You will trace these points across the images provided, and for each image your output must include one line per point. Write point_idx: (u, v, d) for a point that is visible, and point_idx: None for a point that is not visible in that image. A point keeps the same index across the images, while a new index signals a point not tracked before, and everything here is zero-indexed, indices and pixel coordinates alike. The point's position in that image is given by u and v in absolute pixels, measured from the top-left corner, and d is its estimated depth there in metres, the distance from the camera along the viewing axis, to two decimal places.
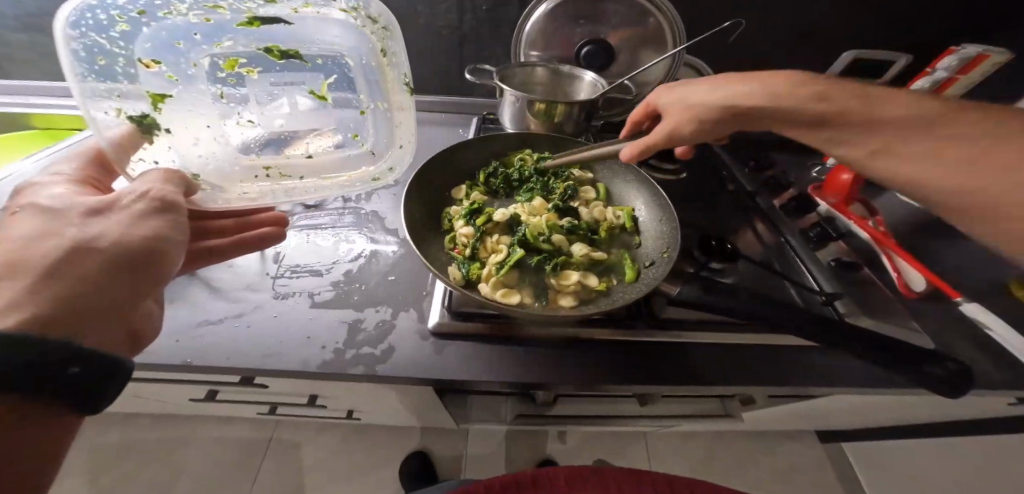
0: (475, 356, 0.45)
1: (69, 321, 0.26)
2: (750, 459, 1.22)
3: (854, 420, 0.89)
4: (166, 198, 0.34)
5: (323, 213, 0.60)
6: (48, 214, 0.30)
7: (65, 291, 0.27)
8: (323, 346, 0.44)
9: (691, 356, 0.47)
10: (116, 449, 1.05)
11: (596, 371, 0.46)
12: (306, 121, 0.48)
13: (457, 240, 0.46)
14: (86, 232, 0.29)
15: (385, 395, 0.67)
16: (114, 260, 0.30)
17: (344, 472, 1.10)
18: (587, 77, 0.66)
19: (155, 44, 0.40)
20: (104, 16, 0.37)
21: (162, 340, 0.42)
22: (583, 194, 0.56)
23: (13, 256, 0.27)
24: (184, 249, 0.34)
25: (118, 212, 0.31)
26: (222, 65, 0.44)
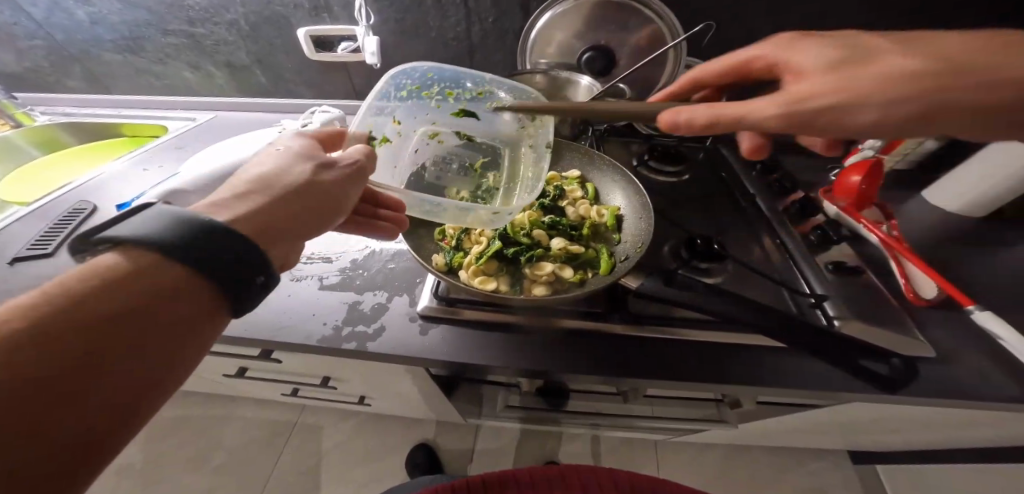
0: (455, 339, 0.49)
1: (262, 232, 0.34)
2: (767, 479, 1.16)
3: (875, 437, 0.84)
4: (352, 164, 0.42)
5: None
6: (280, 155, 0.41)
7: (264, 209, 0.35)
8: (325, 323, 0.49)
9: (664, 348, 0.48)
10: (169, 419, 1.19)
11: (569, 359, 0.48)
12: (457, 183, 0.62)
13: (445, 232, 0.51)
14: (306, 173, 0.39)
15: (388, 380, 0.72)
16: (300, 196, 0.37)
17: (361, 456, 1.17)
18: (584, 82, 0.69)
19: (405, 112, 0.60)
20: (397, 84, 0.58)
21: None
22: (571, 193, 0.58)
23: (255, 175, 0.38)
24: (346, 203, 0.41)
25: (319, 166, 0.40)
26: (428, 136, 0.63)
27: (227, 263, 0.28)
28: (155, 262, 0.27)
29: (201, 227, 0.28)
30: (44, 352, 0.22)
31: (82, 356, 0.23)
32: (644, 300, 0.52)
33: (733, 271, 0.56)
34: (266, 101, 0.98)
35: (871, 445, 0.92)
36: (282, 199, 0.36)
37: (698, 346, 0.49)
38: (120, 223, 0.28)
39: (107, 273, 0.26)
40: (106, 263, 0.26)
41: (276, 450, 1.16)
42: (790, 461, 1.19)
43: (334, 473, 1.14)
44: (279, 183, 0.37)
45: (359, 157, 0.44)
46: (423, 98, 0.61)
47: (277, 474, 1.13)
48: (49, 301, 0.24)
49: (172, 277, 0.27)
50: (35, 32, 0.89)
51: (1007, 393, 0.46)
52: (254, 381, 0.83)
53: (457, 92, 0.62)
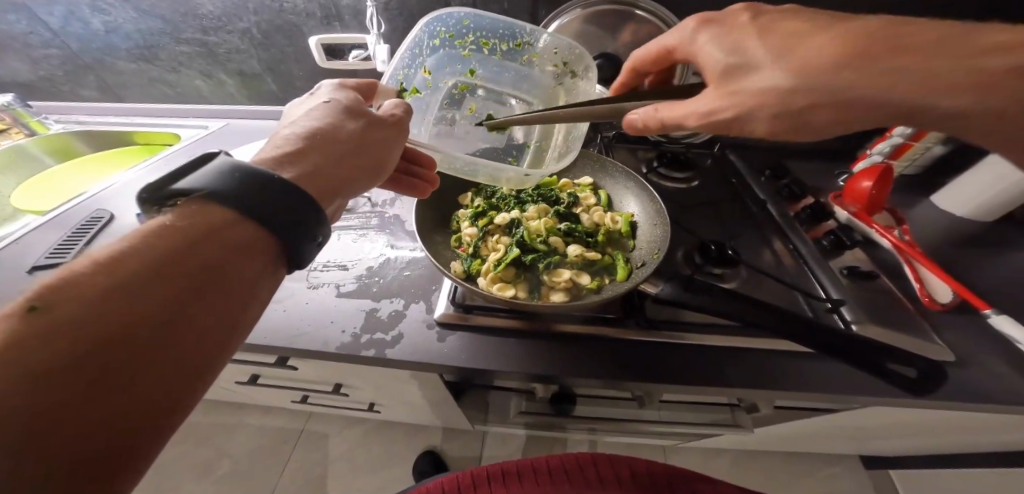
0: (473, 345, 0.49)
1: (323, 187, 0.35)
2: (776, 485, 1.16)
3: (888, 441, 0.84)
4: (394, 121, 0.43)
5: (354, 216, 0.67)
6: (329, 106, 0.42)
7: (320, 164, 0.36)
8: (343, 330, 0.50)
9: (684, 353, 0.49)
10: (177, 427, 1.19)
11: (587, 366, 0.48)
12: (482, 137, 0.63)
13: (462, 240, 0.52)
14: (357, 130, 0.40)
15: (399, 387, 0.72)
16: (351, 152, 0.38)
17: (368, 464, 1.16)
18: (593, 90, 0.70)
19: (437, 62, 0.63)
20: (434, 30, 0.60)
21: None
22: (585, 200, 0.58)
23: (307, 126, 0.39)
24: (389, 159, 0.41)
25: (368, 122, 0.41)
26: (458, 87, 0.64)
27: (290, 222, 0.29)
28: (224, 219, 0.27)
29: (265, 184, 0.29)
30: (121, 310, 0.22)
31: (159, 315, 0.23)
32: (661, 306, 0.52)
33: (747, 276, 0.56)
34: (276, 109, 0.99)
35: (882, 449, 0.92)
36: (336, 158, 0.37)
37: (716, 350, 0.49)
38: (189, 176, 0.28)
39: (177, 230, 0.26)
40: (173, 219, 0.26)
41: (282, 459, 1.16)
42: (799, 467, 1.19)
43: (342, 480, 1.14)
44: (333, 137, 0.38)
45: (399, 112, 0.44)
46: (456, 47, 0.63)
47: (285, 482, 1.13)
48: (123, 259, 0.24)
49: (239, 236, 0.28)
50: (50, 41, 0.90)
51: None
52: (265, 389, 0.83)
53: (492, 42, 0.64)
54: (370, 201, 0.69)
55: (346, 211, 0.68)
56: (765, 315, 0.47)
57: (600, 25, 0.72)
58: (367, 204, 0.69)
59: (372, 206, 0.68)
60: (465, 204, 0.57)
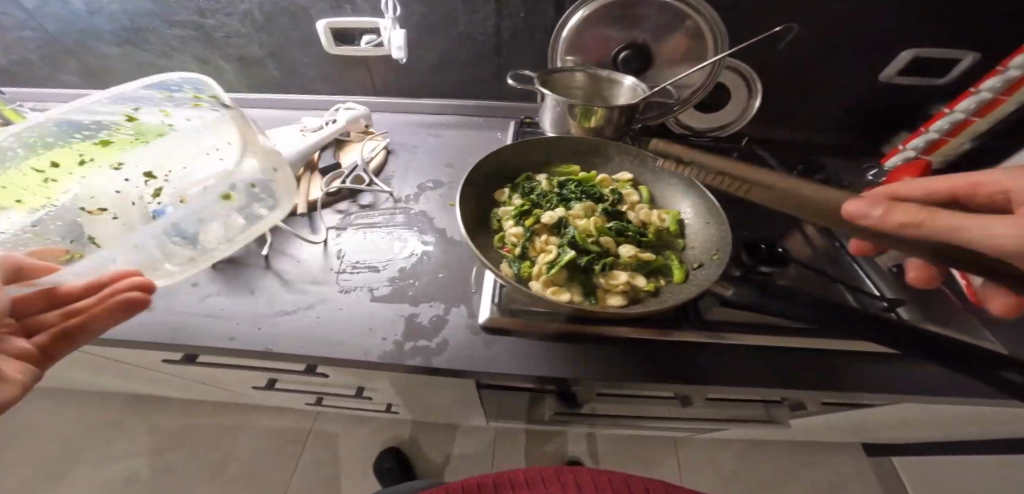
0: (524, 351, 0.46)
1: None
2: (785, 476, 1.18)
3: (903, 431, 0.85)
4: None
5: (377, 212, 0.63)
6: None
7: None
8: (384, 338, 0.47)
9: (739, 354, 0.47)
10: (178, 428, 1.14)
11: (642, 369, 0.46)
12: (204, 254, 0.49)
13: (507, 239, 0.49)
14: None
15: (426, 391, 0.70)
16: None
17: (378, 463, 1.14)
18: (627, 83, 0.65)
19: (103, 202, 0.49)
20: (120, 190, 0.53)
21: (248, 328, 0.47)
22: (628, 197, 0.56)
23: None
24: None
25: None
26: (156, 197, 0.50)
27: None
28: None
29: None
30: None
31: None
32: (714, 307, 0.50)
33: (795, 275, 0.55)
34: (276, 98, 0.93)
35: (894, 438, 0.94)
36: None
37: (775, 353, 0.47)
38: None
39: None
40: None
41: (289, 460, 1.13)
42: (806, 456, 1.21)
43: (353, 482, 1.11)
44: None
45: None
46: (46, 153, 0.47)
47: (293, 485, 1.09)
48: None
49: None
50: (25, 22, 0.82)
51: None
52: (278, 393, 0.80)
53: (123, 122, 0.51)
54: (391, 197, 0.66)
55: (368, 207, 0.64)
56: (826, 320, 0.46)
57: (626, 12, 0.70)
58: (388, 200, 0.65)
59: (394, 203, 0.65)
60: (504, 201, 0.54)
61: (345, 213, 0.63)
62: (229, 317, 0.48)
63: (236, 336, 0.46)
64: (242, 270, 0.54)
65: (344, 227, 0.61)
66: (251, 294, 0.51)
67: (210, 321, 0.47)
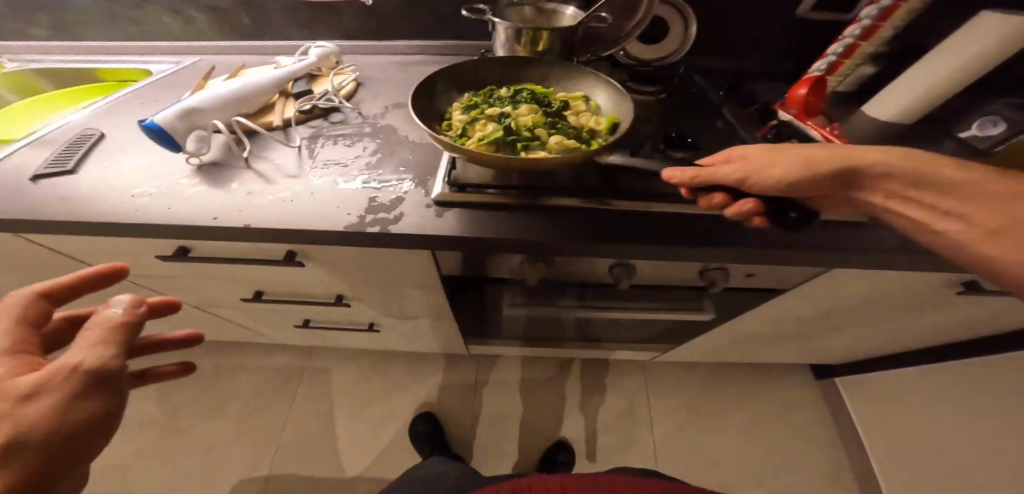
0: (470, 218, 0.54)
1: None
2: (750, 397, 1.26)
3: (840, 337, 0.94)
4: None
5: (348, 126, 0.70)
6: None
7: None
8: (349, 213, 0.54)
9: (653, 220, 0.56)
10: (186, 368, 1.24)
11: (561, 231, 0.54)
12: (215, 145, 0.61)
13: (455, 125, 0.61)
14: None
15: (404, 295, 0.77)
16: None
17: (374, 393, 1.24)
18: (568, 11, 0.74)
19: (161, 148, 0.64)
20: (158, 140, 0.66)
21: (228, 212, 0.54)
22: (575, 106, 0.66)
23: None
24: None
25: None
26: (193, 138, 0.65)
27: None
28: None
29: None
30: None
31: None
32: (632, 184, 0.59)
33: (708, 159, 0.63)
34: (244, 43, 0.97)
35: (836, 349, 1.03)
36: None
37: (680, 216, 0.56)
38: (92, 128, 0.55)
39: None
40: None
41: (288, 396, 1.22)
42: (769, 378, 1.30)
43: (353, 408, 1.21)
44: None
45: None
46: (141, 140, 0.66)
47: (296, 414, 1.20)
48: None
49: None
50: None
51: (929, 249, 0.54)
52: (272, 308, 0.88)
53: None
54: (361, 115, 0.73)
55: (339, 123, 0.71)
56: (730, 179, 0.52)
57: None
58: (358, 117, 0.73)
59: (363, 119, 0.72)
60: (463, 100, 0.66)
61: (318, 127, 0.70)
62: (211, 201, 0.55)
63: (220, 217, 0.53)
64: (220, 171, 0.60)
65: (316, 138, 0.67)
66: (228, 187, 0.57)
67: (198, 208, 0.54)
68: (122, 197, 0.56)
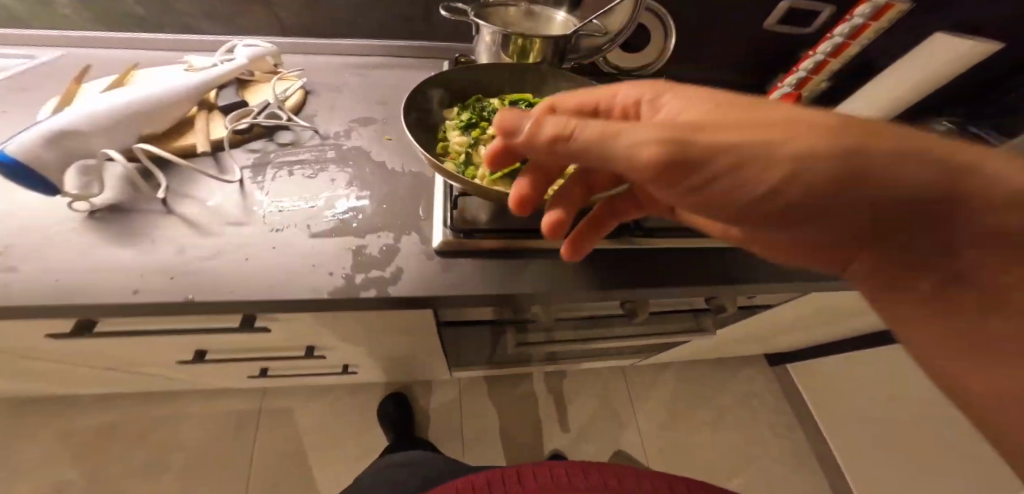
0: (484, 271, 0.47)
1: None
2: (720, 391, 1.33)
3: (806, 334, 1.01)
4: None
5: (303, 149, 0.57)
6: None
7: None
8: (331, 272, 0.43)
9: (675, 257, 0.53)
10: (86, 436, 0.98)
11: (585, 280, 0.49)
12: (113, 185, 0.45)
13: (450, 148, 0.51)
14: None
15: (388, 341, 0.66)
16: None
17: (339, 435, 1.08)
18: (559, 18, 0.67)
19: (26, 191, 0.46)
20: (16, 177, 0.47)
21: (157, 283, 0.40)
22: None
23: None
24: None
25: None
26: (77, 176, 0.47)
27: None
28: None
29: None
30: None
31: None
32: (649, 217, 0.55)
33: None
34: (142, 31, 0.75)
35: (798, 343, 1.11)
36: None
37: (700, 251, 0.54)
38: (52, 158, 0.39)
39: None
40: None
41: (233, 451, 1.02)
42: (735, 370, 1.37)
43: (318, 456, 1.04)
44: None
45: None
46: None
47: (245, 473, 1.00)
48: None
49: None
50: None
51: None
52: (213, 365, 0.71)
53: None
54: (317, 134, 0.59)
55: (290, 145, 0.57)
56: None
57: None
58: (314, 137, 0.59)
59: (322, 139, 0.59)
60: (452, 118, 0.55)
61: (264, 151, 0.55)
62: (122, 266, 0.40)
63: (147, 290, 0.39)
64: (126, 220, 0.44)
65: (262, 167, 0.53)
66: (151, 243, 0.42)
67: (110, 279, 0.39)
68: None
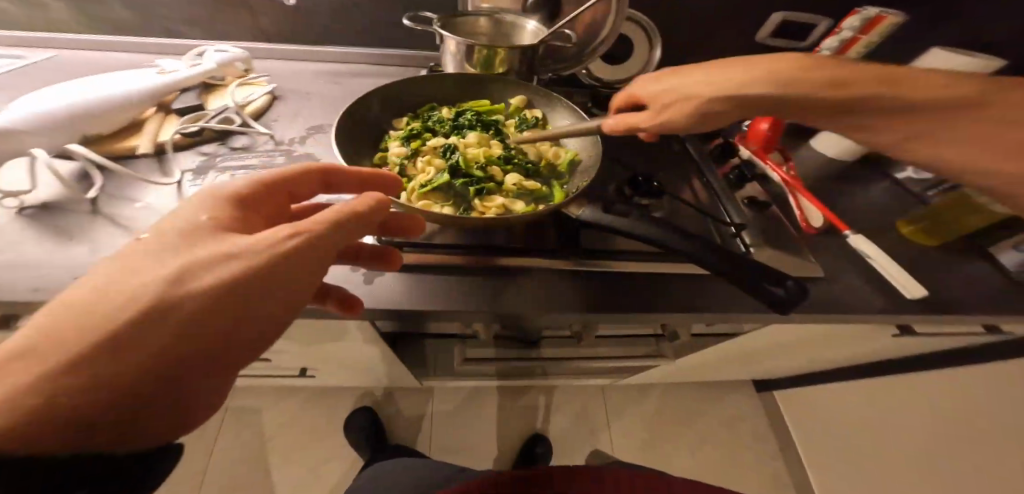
0: (407, 287, 0.46)
1: None
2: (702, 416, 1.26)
3: (786, 361, 0.96)
4: None
5: (252, 154, 0.57)
6: None
7: None
8: None
9: (624, 284, 0.50)
10: None
11: (515, 301, 0.47)
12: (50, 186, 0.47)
13: (388, 159, 0.49)
14: None
15: (336, 348, 0.66)
16: None
17: (302, 439, 1.08)
18: (529, 26, 0.64)
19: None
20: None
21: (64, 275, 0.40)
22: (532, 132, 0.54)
23: None
24: None
25: None
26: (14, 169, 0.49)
27: None
28: None
29: None
30: None
31: None
32: (592, 238, 0.52)
33: (671, 207, 0.59)
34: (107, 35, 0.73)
35: (775, 368, 1.06)
36: None
37: (643, 277, 0.51)
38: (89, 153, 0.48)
39: None
40: None
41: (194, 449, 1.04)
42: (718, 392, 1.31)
43: (281, 456, 1.05)
44: None
45: None
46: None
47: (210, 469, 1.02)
48: None
49: None
50: None
51: (878, 307, 0.54)
52: None
53: None
54: (273, 139, 0.60)
55: (241, 150, 0.57)
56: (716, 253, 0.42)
57: None
58: (269, 142, 0.59)
59: (276, 144, 0.59)
60: (400, 128, 0.53)
61: (214, 156, 0.56)
62: (30, 259, 0.41)
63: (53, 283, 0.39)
64: (52, 217, 0.45)
65: (205, 171, 0.54)
66: (70, 240, 0.43)
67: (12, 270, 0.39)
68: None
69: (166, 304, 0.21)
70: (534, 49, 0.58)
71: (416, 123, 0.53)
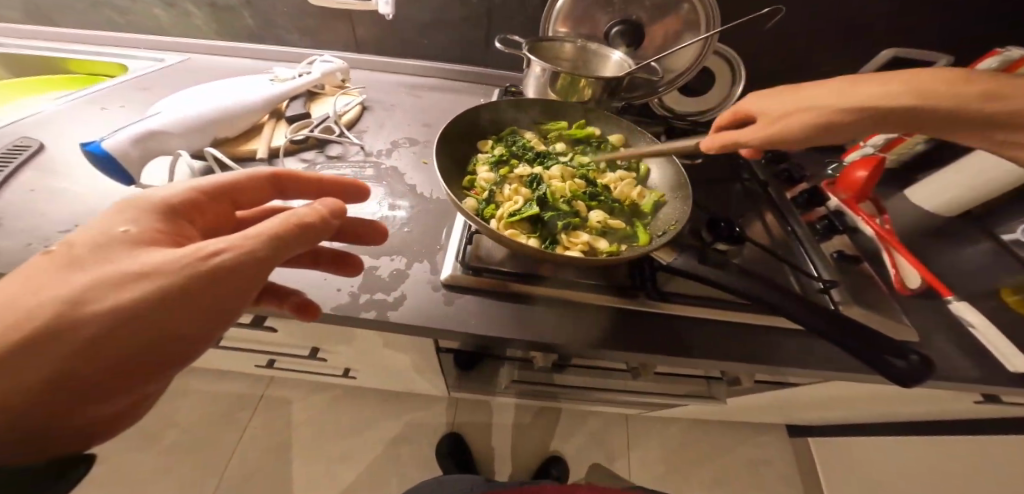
0: (482, 312, 0.46)
1: None
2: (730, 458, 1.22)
3: (836, 416, 0.90)
4: None
5: (345, 164, 0.60)
6: None
7: None
8: (338, 288, 0.46)
9: (704, 332, 0.48)
10: None
11: (589, 337, 0.46)
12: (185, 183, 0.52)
13: (477, 184, 0.50)
14: None
15: (389, 355, 0.68)
16: None
17: (332, 432, 1.13)
18: (614, 57, 0.65)
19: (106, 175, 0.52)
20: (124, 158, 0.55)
21: None
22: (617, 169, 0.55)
23: None
24: None
25: None
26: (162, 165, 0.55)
27: None
28: None
29: None
30: None
31: None
32: (668, 279, 0.51)
33: (750, 254, 0.56)
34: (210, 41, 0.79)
35: (820, 420, 1.01)
36: None
37: (721, 325, 0.49)
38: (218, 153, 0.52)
39: None
40: None
41: (234, 429, 1.11)
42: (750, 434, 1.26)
43: (313, 445, 1.10)
44: None
45: None
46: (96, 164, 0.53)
47: (244, 448, 1.08)
48: None
49: None
50: None
51: (974, 377, 0.49)
52: (232, 351, 0.78)
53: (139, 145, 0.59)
54: (363, 150, 0.62)
55: (336, 158, 0.61)
56: (810, 316, 0.41)
57: None
58: (359, 152, 0.62)
59: (365, 155, 0.62)
60: (486, 152, 0.55)
61: (311, 163, 0.59)
62: None
63: None
64: None
65: None
66: None
67: None
68: (45, 238, 0.43)
69: (109, 299, 0.24)
70: (621, 80, 0.57)
71: (503, 150, 0.54)
